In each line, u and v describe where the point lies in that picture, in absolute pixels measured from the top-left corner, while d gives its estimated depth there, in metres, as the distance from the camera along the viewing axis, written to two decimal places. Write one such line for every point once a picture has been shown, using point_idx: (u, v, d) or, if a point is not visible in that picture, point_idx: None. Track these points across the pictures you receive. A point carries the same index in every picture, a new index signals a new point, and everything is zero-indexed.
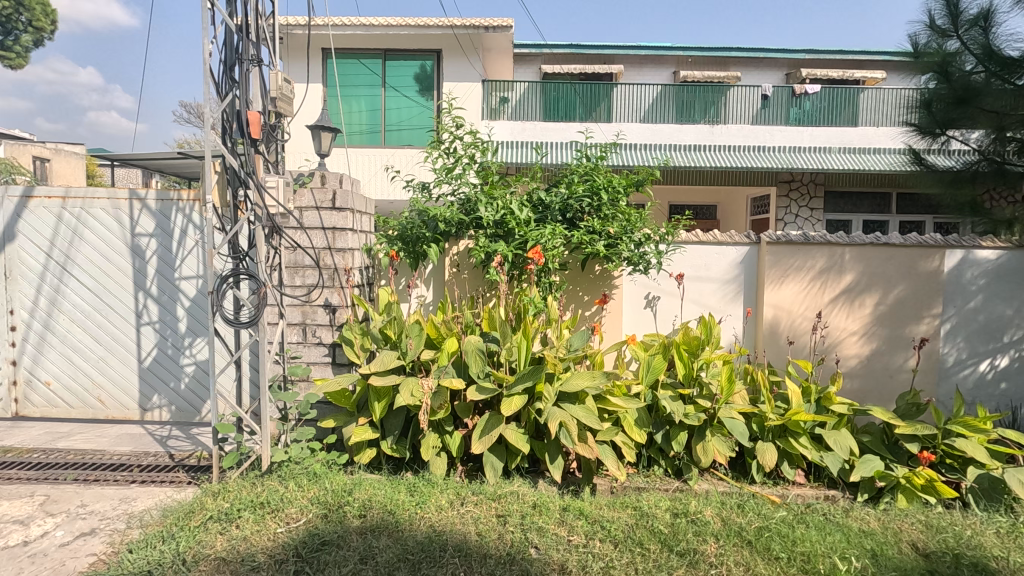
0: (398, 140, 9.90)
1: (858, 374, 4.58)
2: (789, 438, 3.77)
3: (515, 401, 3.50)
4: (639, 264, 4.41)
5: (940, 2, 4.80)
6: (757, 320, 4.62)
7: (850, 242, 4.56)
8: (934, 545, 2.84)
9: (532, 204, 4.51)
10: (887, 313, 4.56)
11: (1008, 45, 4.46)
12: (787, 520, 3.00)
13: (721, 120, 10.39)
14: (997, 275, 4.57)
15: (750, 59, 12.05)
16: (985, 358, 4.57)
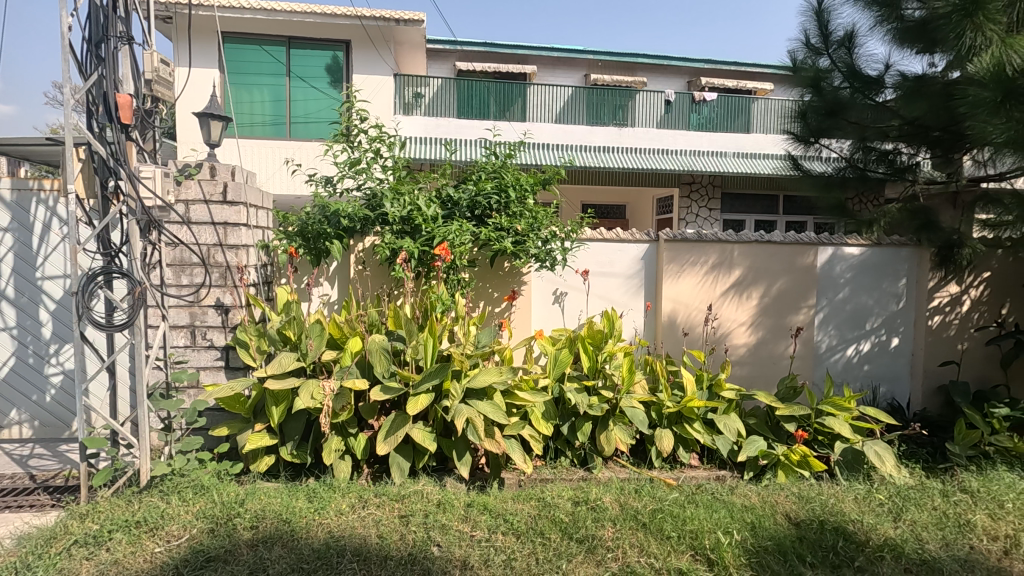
0: (304, 132, 9.47)
1: (747, 361, 4.95)
2: (684, 424, 4.02)
3: (421, 400, 3.46)
4: (546, 260, 4.47)
5: (813, 22, 5.30)
6: (656, 313, 4.87)
7: (738, 239, 4.91)
8: (804, 514, 3.13)
9: (440, 200, 4.48)
10: (771, 305, 4.96)
11: (869, 64, 5.00)
12: (679, 501, 3.18)
13: (629, 123, 10.85)
14: (861, 269, 5.09)
15: (656, 65, 12.67)
16: (852, 344, 5.09)
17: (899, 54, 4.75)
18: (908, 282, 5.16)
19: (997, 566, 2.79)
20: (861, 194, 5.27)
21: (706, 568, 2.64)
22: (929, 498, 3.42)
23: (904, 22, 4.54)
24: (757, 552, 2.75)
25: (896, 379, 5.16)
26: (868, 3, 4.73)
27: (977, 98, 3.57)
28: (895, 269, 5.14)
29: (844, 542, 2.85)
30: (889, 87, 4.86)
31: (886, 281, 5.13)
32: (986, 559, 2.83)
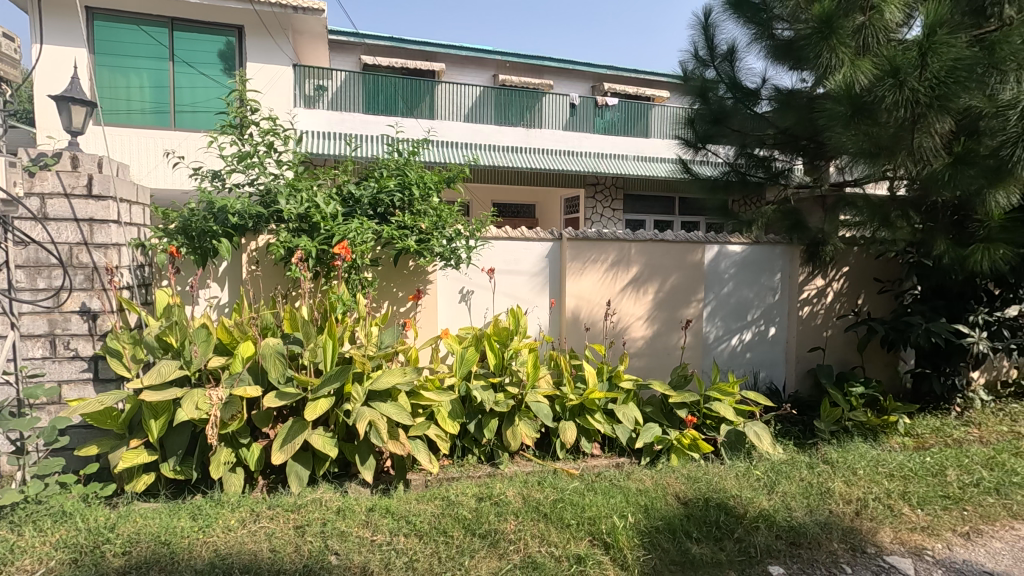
0: (192, 122, 8.77)
1: (644, 353, 5.23)
2: (586, 415, 4.18)
3: (321, 404, 3.31)
4: (450, 259, 4.43)
5: (700, 36, 5.69)
6: (560, 309, 5.01)
7: (635, 238, 5.18)
8: (692, 493, 3.37)
9: (340, 197, 4.33)
10: (665, 299, 5.28)
11: (748, 77, 5.46)
12: (579, 490, 3.31)
13: (536, 124, 11.09)
14: (743, 266, 5.55)
15: (562, 69, 13.04)
16: (736, 334, 5.54)
17: (773, 70, 5.22)
18: (783, 277, 5.69)
19: (851, 526, 3.17)
20: (743, 197, 5.75)
21: (603, 551, 2.75)
22: (798, 470, 3.81)
23: (776, 41, 5.00)
24: (648, 532, 2.92)
25: (773, 365, 5.68)
26: (746, 21, 5.16)
27: (833, 112, 4.01)
28: (771, 265, 5.66)
29: (725, 516, 3.10)
30: (765, 99, 5.33)
31: (764, 276, 5.63)
32: (841, 521, 3.21)
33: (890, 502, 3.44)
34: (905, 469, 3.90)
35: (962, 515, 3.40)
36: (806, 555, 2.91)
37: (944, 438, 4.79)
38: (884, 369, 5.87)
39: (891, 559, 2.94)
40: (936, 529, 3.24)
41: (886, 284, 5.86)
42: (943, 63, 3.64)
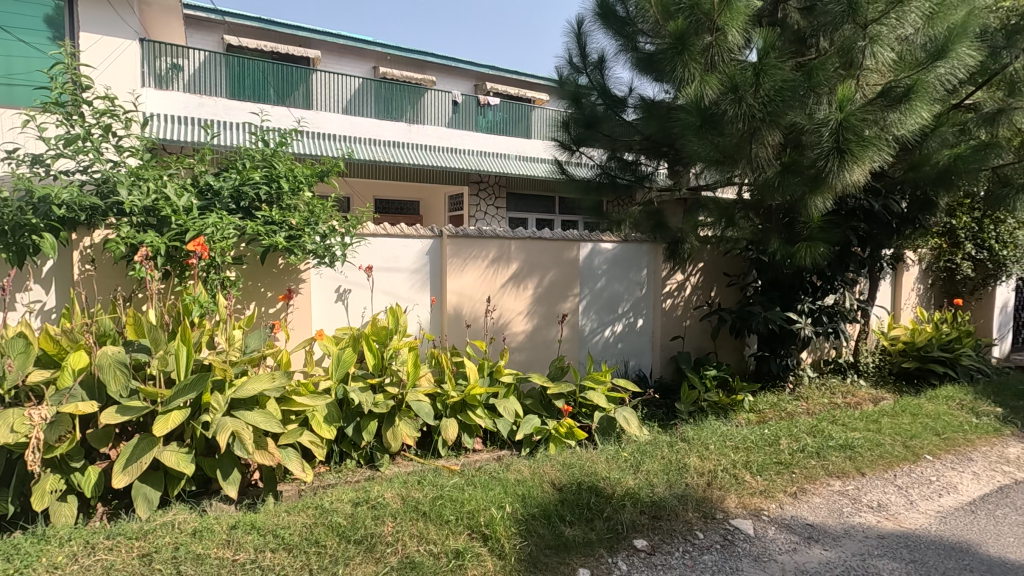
0: (5, 96, 6.97)
1: (524, 347, 5.38)
2: (468, 411, 4.20)
3: (173, 417, 2.99)
4: (324, 257, 4.20)
5: (574, 43, 5.97)
6: (441, 306, 5.00)
7: (514, 235, 5.30)
8: (566, 479, 3.54)
9: (196, 189, 3.95)
10: (543, 294, 5.48)
11: (617, 86, 5.82)
12: (459, 485, 3.33)
13: (418, 120, 10.94)
14: (614, 262, 5.91)
15: (444, 66, 12.98)
16: (609, 326, 5.89)
17: (638, 80, 5.62)
18: (648, 272, 6.16)
19: (703, 496, 3.52)
20: (614, 198, 6.14)
21: (481, 543, 2.80)
22: (660, 449, 4.16)
23: (640, 53, 5.39)
24: (525, 520, 3.02)
25: (642, 354, 6.13)
26: (614, 33, 5.49)
27: (687, 121, 4.41)
28: (639, 261, 6.09)
29: (595, 497, 3.30)
30: (632, 107, 5.73)
31: (633, 272, 6.05)
32: (696, 492, 3.56)
33: (735, 471, 3.88)
34: (748, 441, 4.41)
35: (791, 477, 3.94)
36: (666, 526, 3.19)
37: (780, 411, 5.51)
38: (733, 353, 6.60)
39: (735, 522, 3.33)
40: (771, 491, 3.71)
41: (733, 278, 6.58)
42: (773, 84, 4.15)
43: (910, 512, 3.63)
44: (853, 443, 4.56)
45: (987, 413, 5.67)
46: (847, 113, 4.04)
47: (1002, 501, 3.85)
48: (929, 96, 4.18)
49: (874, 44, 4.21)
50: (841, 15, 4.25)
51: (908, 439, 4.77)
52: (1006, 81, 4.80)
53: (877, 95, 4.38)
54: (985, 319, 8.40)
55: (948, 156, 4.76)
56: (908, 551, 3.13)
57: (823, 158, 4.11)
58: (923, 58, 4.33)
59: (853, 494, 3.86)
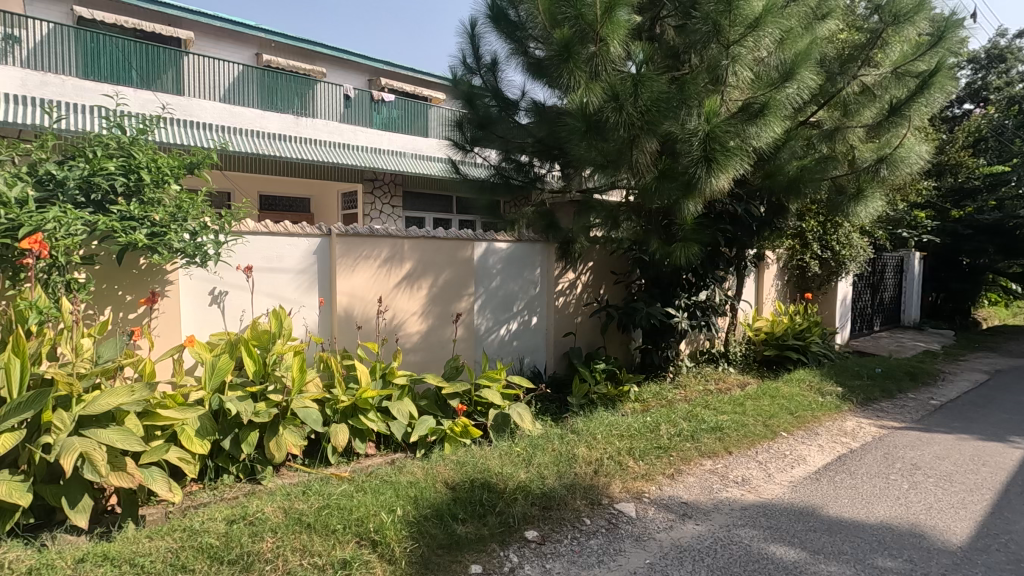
0: None
1: (419, 348, 5.31)
2: (359, 416, 4.06)
3: (3, 441, 2.59)
4: (194, 256, 3.84)
5: (468, 44, 5.99)
6: (330, 308, 4.79)
7: (408, 234, 5.22)
8: (459, 477, 3.55)
9: (34, 179, 3.45)
10: (438, 294, 5.44)
11: (510, 88, 5.92)
12: (347, 492, 3.21)
13: (307, 112, 10.40)
14: (509, 261, 6.00)
15: (335, 58, 12.46)
16: (504, 324, 5.97)
17: (530, 84, 5.76)
18: (542, 271, 6.33)
19: (590, 484, 3.69)
20: (509, 198, 6.24)
21: (370, 550, 2.72)
22: (551, 442, 4.29)
23: (531, 58, 5.54)
24: (417, 521, 2.98)
25: (536, 351, 6.29)
26: (506, 36, 5.59)
27: (573, 126, 4.61)
28: (533, 260, 6.24)
29: (487, 493, 3.34)
30: (523, 110, 5.87)
31: (527, 271, 6.18)
32: (584, 481, 3.72)
33: (620, 458, 4.11)
34: (632, 429, 4.69)
35: (670, 459, 4.25)
36: (555, 516, 3.31)
37: (661, 399, 5.92)
38: (620, 347, 7.00)
39: (619, 506, 3.54)
40: (651, 474, 3.98)
41: (620, 276, 6.97)
42: (649, 95, 4.46)
43: (768, 484, 4.07)
44: (722, 425, 5.03)
45: (830, 392, 6.51)
46: (713, 125, 4.44)
47: (840, 468, 4.43)
48: (780, 112, 4.70)
49: (735, 63, 4.65)
50: (708, 35, 4.65)
51: (768, 419, 5.34)
52: (841, 103, 5.52)
53: (738, 110, 4.86)
54: (829, 311, 9.62)
55: (797, 167, 5.39)
56: (765, 519, 3.50)
57: (693, 165, 4.48)
58: (775, 79, 4.86)
59: (722, 471, 4.25)
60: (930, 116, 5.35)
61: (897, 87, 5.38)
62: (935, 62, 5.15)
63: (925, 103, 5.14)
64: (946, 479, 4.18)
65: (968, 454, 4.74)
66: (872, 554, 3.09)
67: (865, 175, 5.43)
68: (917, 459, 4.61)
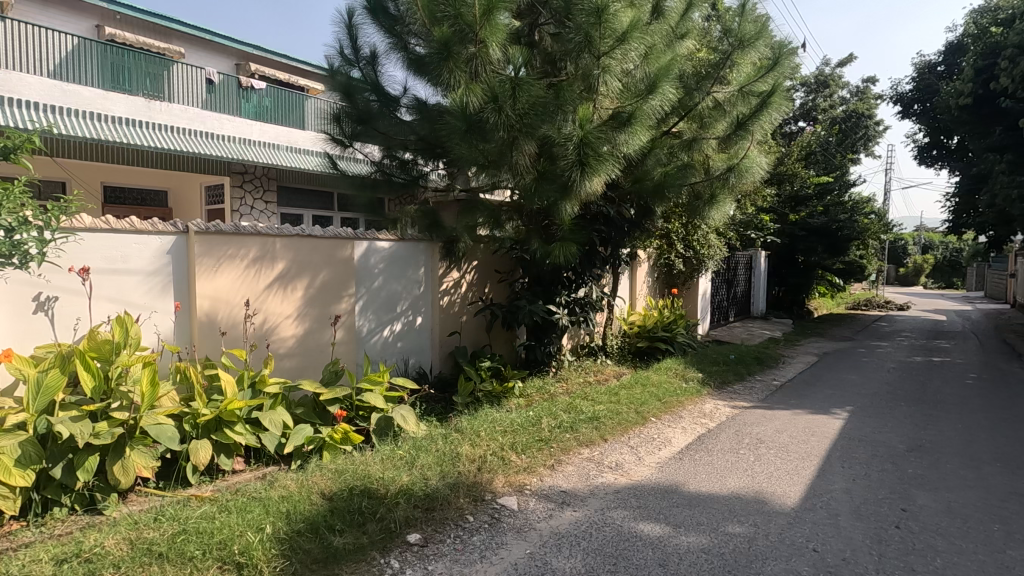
0: None
1: (295, 353, 4.99)
2: (224, 430, 3.73)
3: None
4: (11, 256, 3.26)
5: (345, 34, 5.74)
6: (189, 313, 4.35)
7: (279, 232, 4.89)
8: (337, 486, 3.40)
9: None
10: (315, 295, 5.16)
11: (391, 83, 5.77)
12: (208, 514, 2.94)
13: (161, 96, 9.39)
14: (391, 261, 5.84)
15: (196, 37, 11.36)
16: (387, 325, 5.81)
17: (411, 81, 5.66)
18: (426, 271, 6.25)
19: (474, 481, 3.73)
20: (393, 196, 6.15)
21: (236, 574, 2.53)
22: (435, 443, 4.26)
23: (412, 54, 5.41)
24: (289, 538, 2.81)
25: (421, 351, 6.19)
26: (384, 29, 5.45)
27: (453, 125, 4.64)
28: (416, 259, 6.13)
29: (367, 500, 3.24)
30: (405, 107, 5.76)
31: (410, 270, 6.06)
32: (467, 478, 3.75)
33: (503, 454, 4.20)
34: (515, 424, 4.81)
35: (550, 451, 4.42)
36: (438, 516, 3.29)
37: (544, 394, 6.14)
38: (504, 344, 7.14)
39: (501, 500, 3.61)
40: (533, 467, 4.12)
41: (503, 274, 7.11)
42: (527, 98, 4.59)
43: (638, 466, 4.38)
44: (599, 414, 5.33)
45: (693, 378, 7.17)
46: (586, 131, 4.69)
47: (699, 446, 4.91)
48: (645, 122, 5.07)
49: (606, 73, 4.95)
50: (581, 45, 4.91)
51: (639, 406, 5.76)
52: (698, 115, 6.08)
53: (609, 118, 5.18)
54: (692, 304, 10.59)
55: (661, 173, 5.87)
56: (636, 499, 3.77)
57: (569, 169, 4.70)
58: (640, 91, 5.24)
59: (598, 458, 4.51)
60: (768, 131, 6.07)
61: (742, 104, 6.00)
62: (772, 84, 5.84)
63: (765, 119, 5.83)
64: (783, 450, 4.80)
65: (800, 426, 5.47)
66: (724, 522, 3.46)
67: (718, 182, 6.05)
68: (761, 434, 5.24)
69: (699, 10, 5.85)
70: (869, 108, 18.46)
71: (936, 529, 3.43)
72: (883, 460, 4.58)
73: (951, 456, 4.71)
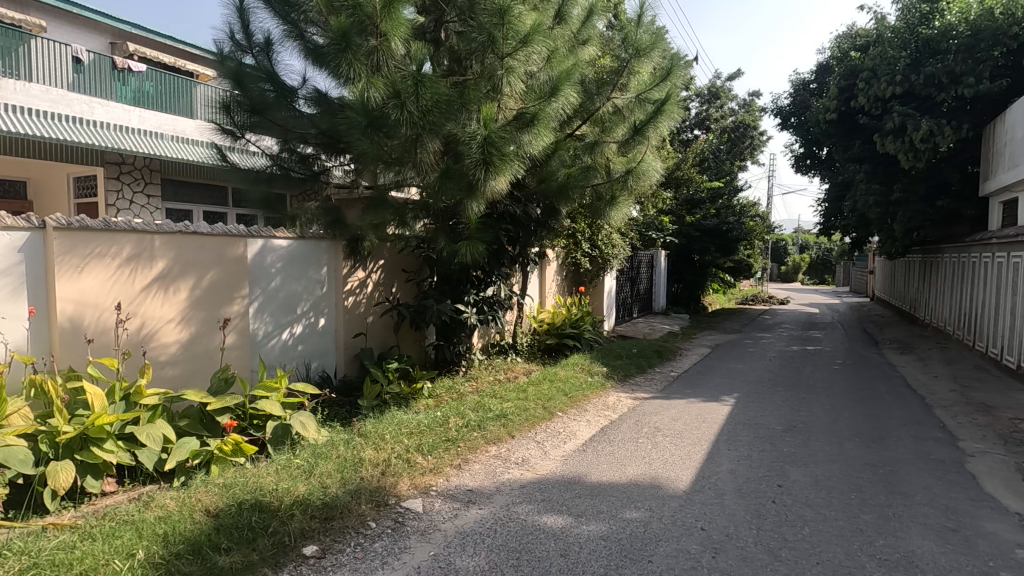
0: None
1: (180, 360, 4.59)
2: (91, 448, 3.35)
3: None
4: None
5: (236, 18, 5.35)
6: (47, 319, 3.86)
7: (158, 229, 4.46)
8: (224, 502, 3.16)
9: None
10: (202, 297, 4.77)
11: (288, 74, 5.42)
12: (67, 544, 2.64)
13: (15, 73, 8.31)
14: (290, 260, 5.53)
15: (61, 10, 10.14)
16: (286, 328, 5.50)
17: (310, 71, 5.37)
18: (329, 270, 5.98)
19: (376, 486, 3.62)
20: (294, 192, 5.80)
21: None
22: (336, 449, 4.09)
23: (310, 44, 5.18)
24: (165, 562, 2.58)
25: (324, 354, 5.93)
26: (278, 15, 5.18)
27: (353, 120, 4.49)
28: (318, 258, 5.85)
29: (258, 514, 3.05)
30: (304, 99, 5.44)
31: (311, 270, 5.77)
32: (370, 484, 3.63)
33: (408, 456, 4.13)
34: (422, 425, 4.75)
35: (457, 451, 4.40)
36: (337, 525, 3.16)
37: (453, 393, 6.12)
38: (413, 344, 7.02)
39: (406, 504, 3.54)
40: (439, 467, 4.08)
41: (411, 274, 6.98)
42: (430, 95, 4.51)
43: (544, 460, 4.48)
44: (506, 411, 5.40)
45: (598, 373, 7.45)
46: (490, 130, 4.72)
47: (602, 438, 5.11)
48: (548, 124, 5.18)
49: (509, 74, 5.00)
50: (484, 44, 4.95)
51: (546, 402, 5.89)
52: (599, 119, 6.33)
53: (513, 118, 5.24)
54: (599, 302, 11.00)
55: (565, 174, 6.05)
56: (540, 493, 3.85)
57: (473, 168, 4.71)
58: (543, 93, 5.34)
59: (505, 454, 4.56)
60: (663, 137, 6.43)
61: (639, 110, 6.31)
62: (665, 93, 6.19)
63: (660, 126, 6.17)
64: (677, 436, 5.12)
65: (694, 414, 5.86)
66: (622, 508, 3.62)
67: (618, 184, 6.32)
68: (659, 423, 5.55)
69: (599, 18, 6.07)
70: (754, 120, 20.14)
71: (805, 500, 3.80)
72: (763, 441, 5.01)
73: (819, 434, 5.25)
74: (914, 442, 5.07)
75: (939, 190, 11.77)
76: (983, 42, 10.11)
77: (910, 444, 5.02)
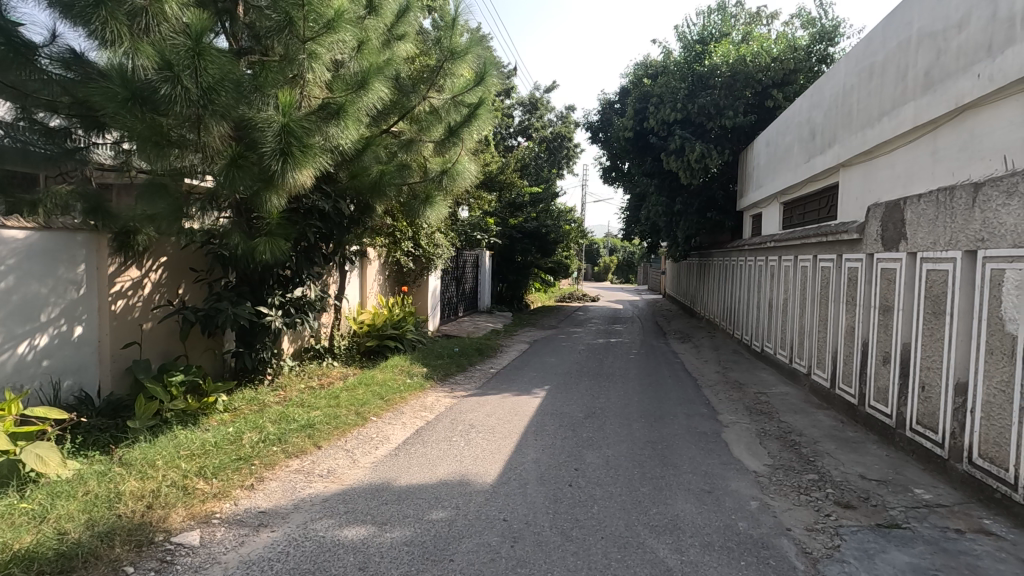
0: None
1: None
2: None
3: None
4: None
5: None
6: None
7: None
8: None
9: None
10: None
11: (30, 28, 4.28)
12: None
13: None
14: (27, 256, 4.42)
15: None
16: (23, 341, 4.41)
17: (62, 27, 4.29)
18: (89, 268, 4.93)
19: (138, 524, 3.08)
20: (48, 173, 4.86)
21: None
22: (84, 485, 3.40)
23: None
24: None
25: (82, 369, 4.88)
26: None
27: (108, 91, 3.81)
28: (71, 255, 4.76)
29: None
30: (49, 58, 4.36)
31: (60, 268, 4.68)
32: (130, 522, 3.08)
33: (185, 482, 3.61)
34: (208, 445, 4.21)
35: (250, 470, 3.97)
36: None
37: (254, 405, 5.55)
38: (205, 354, 6.20)
39: (177, 539, 3.07)
40: (226, 490, 3.64)
41: (201, 274, 6.16)
42: (217, 73, 3.98)
43: (351, 469, 4.26)
44: (313, 420, 5.04)
45: (417, 373, 7.39)
46: (290, 119, 4.36)
47: (416, 439, 5.05)
48: (357, 117, 4.96)
49: (312, 59, 4.68)
50: (281, 23, 4.59)
51: (360, 407, 5.65)
52: (415, 118, 6.25)
53: (317, 109, 4.93)
54: (422, 302, 10.92)
55: (378, 170, 5.88)
56: (344, 505, 3.64)
57: (268, 159, 4.31)
58: (352, 84, 5.11)
59: (308, 467, 4.23)
60: (478, 140, 6.58)
61: (454, 112, 6.36)
62: (480, 97, 6.30)
63: (473, 129, 6.30)
64: (490, 432, 5.29)
65: (507, 409, 6.10)
66: (428, 510, 3.59)
67: (432, 185, 6.33)
68: (473, 419, 5.68)
69: (416, 15, 5.91)
70: (569, 132, 21.83)
71: (596, 480, 4.18)
72: (566, 429, 5.41)
73: (613, 418, 5.84)
74: (685, 418, 5.92)
75: (709, 204, 14.00)
76: (738, 83, 12.32)
77: (682, 421, 5.84)
